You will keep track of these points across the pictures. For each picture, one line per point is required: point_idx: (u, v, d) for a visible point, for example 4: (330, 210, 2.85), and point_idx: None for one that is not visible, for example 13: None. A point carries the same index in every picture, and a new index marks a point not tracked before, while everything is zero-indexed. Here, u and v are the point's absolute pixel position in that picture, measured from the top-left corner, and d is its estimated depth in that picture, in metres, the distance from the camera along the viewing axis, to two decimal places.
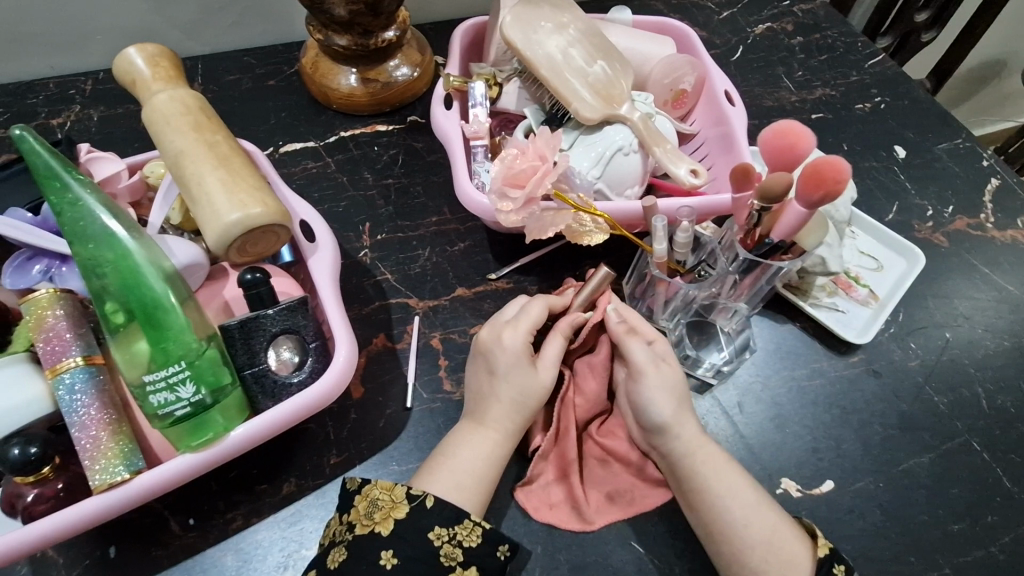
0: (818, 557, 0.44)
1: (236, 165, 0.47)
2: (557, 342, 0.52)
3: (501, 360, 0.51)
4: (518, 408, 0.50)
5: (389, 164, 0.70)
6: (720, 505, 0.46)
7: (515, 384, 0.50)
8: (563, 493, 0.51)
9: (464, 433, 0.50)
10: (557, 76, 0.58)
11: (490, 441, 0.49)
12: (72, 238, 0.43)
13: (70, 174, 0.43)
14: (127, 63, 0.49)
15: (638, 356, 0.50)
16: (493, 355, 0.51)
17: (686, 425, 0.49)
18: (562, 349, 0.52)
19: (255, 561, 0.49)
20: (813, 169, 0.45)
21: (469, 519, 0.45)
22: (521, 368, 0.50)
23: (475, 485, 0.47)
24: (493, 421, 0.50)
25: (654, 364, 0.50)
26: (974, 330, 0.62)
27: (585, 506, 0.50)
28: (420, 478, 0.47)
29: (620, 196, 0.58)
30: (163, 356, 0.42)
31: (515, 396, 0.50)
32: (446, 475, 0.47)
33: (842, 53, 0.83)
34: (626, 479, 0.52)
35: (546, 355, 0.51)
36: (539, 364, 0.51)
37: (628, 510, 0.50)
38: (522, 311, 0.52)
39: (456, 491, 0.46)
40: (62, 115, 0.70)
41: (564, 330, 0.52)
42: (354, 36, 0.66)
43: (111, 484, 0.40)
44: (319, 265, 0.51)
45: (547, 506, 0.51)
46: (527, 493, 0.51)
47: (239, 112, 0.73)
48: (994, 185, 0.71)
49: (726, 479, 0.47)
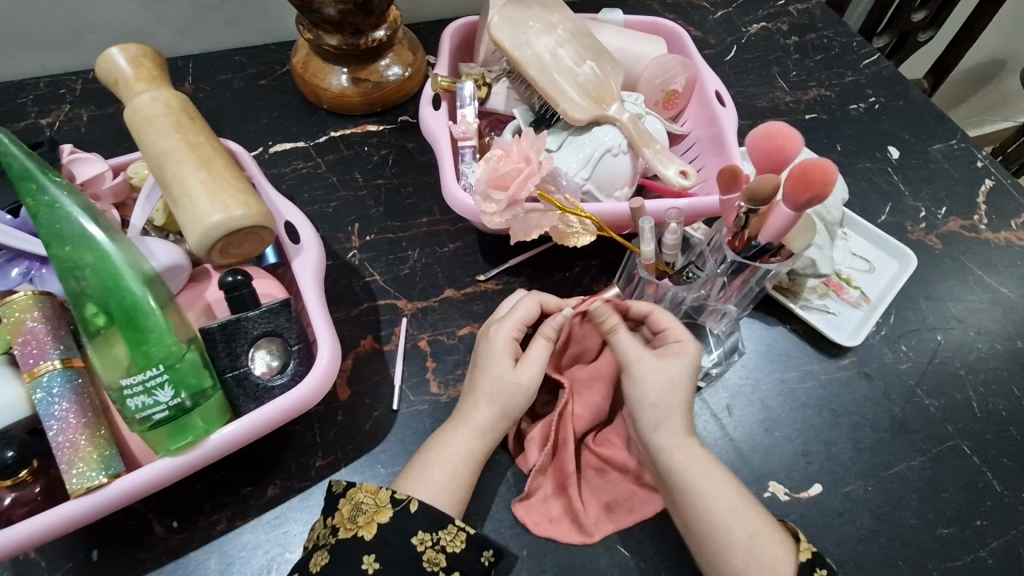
0: (799, 562, 0.44)
1: (219, 167, 0.47)
2: (541, 344, 0.51)
3: (488, 363, 0.51)
4: (499, 411, 0.49)
5: (380, 164, 0.70)
6: (699, 503, 0.46)
7: (498, 387, 0.50)
8: (563, 507, 0.50)
9: (444, 434, 0.49)
10: (546, 76, 0.57)
11: (476, 444, 0.49)
12: (49, 241, 0.43)
13: (47, 176, 0.43)
14: (110, 62, 0.49)
15: (628, 351, 0.50)
16: (482, 362, 0.51)
17: (672, 423, 0.48)
18: (547, 352, 0.50)
19: (240, 563, 0.49)
20: (801, 171, 0.44)
21: (453, 524, 0.45)
22: (508, 373, 0.50)
23: (460, 490, 0.47)
24: (477, 424, 0.49)
25: (643, 360, 0.49)
26: (967, 333, 0.61)
27: (584, 519, 0.49)
28: (405, 482, 0.47)
29: (609, 197, 0.57)
30: (143, 358, 0.41)
31: (497, 396, 0.50)
32: (431, 480, 0.46)
33: (838, 52, 0.83)
34: (625, 487, 0.51)
35: (532, 356, 0.50)
36: (521, 364, 0.50)
37: (627, 519, 0.50)
38: (512, 311, 0.52)
39: (439, 495, 0.46)
40: (52, 115, 0.70)
41: (547, 331, 0.50)
42: (344, 36, 0.65)
43: (89, 488, 0.40)
44: (302, 267, 0.51)
45: (547, 520, 0.50)
46: (526, 508, 0.50)
47: (229, 112, 0.72)
48: (989, 186, 0.71)
49: (708, 477, 0.47)
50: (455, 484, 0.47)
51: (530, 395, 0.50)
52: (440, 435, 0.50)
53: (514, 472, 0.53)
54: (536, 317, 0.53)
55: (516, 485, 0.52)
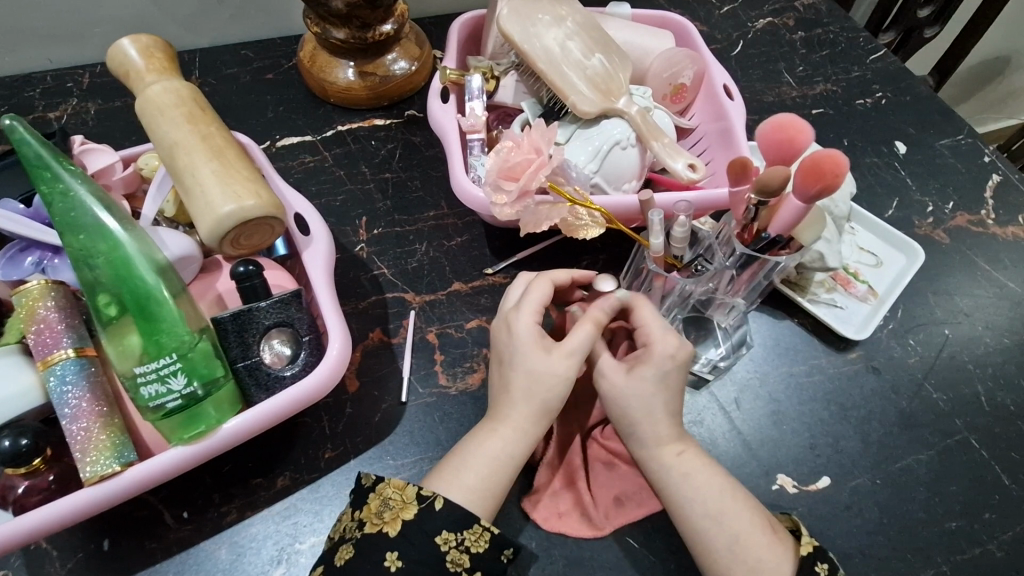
0: (799, 557, 0.43)
1: (230, 158, 0.47)
2: (587, 328, 0.48)
3: (519, 354, 0.48)
4: (537, 407, 0.48)
5: (387, 158, 0.70)
6: (685, 505, 0.45)
7: (536, 379, 0.48)
8: (572, 501, 0.51)
9: (478, 439, 0.48)
10: (554, 69, 0.57)
11: (521, 445, 0.47)
12: (62, 228, 0.43)
13: (61, 164, 0.43)
14: (121, 53, 0.49)
15: (603, 368, 0.48)
16: (512, 355, 0.49)
17: (657, 425, 0.47)
18: (593, 336, 0.48)
19: (250, 554, 0.49)
20: (812, 163, 0.44)
21: (477, 525, 0.44)
22: (551, 364, 0.48)
23: (491, 490, 0.46)
24: (517, 426, 0.47)
25: (610, 379, 0.48)
26: (974, 327, 0.61)
27: (593, 512, 0.50)
28: (436, 478, 0.46)
29: (618, 190, 0.57)
30: (157, 348, 0.41)
31: (535, 392, 0.48)
32: (462, 478, 0.46)
33: (844, 47, 0.82)
34: (635, 480, 0.51)
35: (573, 338, 0.48)
36: (557, 353, 0.48)
37: (636, 513, 0.50)
38: (529, 290, 0.51)
39: (471, 494, 0.45)
40: (59, 108, 0.70)
41: (596, 317, 0.48)
42: (351, 29, 0.65)
43: (103, 476, 0.40)
44: (312, 258, 0.51)
45: (556, 515, 0.50)
46: (536, 505, 0.50)
47: (237, 106, 0.72)
48: (996, 181, 0.71)
49: (693, 480, 0.45)
50: (490, 489, 0.46)
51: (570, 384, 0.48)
52: (478, 437, 0.48)
53: (523, 464, 0.53)
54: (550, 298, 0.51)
55: (525, 477, 0.52)
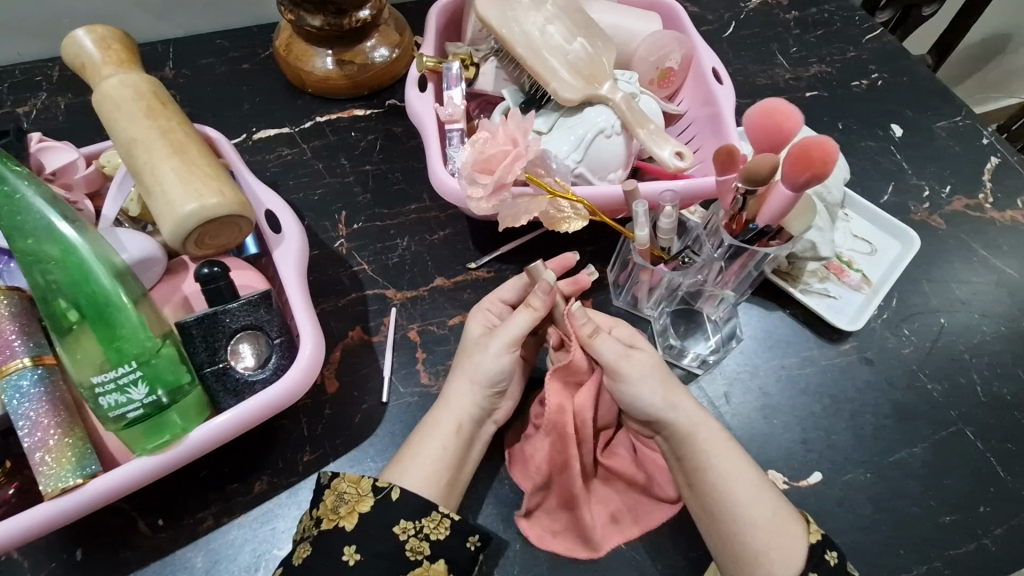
0: (811, 545, 0.41)
1: (192, 154, 0.45)
2: (525, 315, 0.49)
3: (466, 336, 0.52)
4: (468, 378, 0.49)
5: (367, 149, 0.68)
6: (721, 483, 0.44)
7: (471, 347, 0.51)
8: (567, 521, 0.49)
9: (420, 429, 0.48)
10: (534, 55, 0.55)
11: (457, 418, 0.48)
12: (8, 233, 0.41)
13: (6, 165, 0.42)
14: (76, 45, 0.46)
15: (605, 357, 0.48)
16: (462, 342, 0.52)
17: (676, 401, 0.47)
18: (530, 322, 0.49)
19: (226, 561, 0.48)
20: (800, 149, 0.42)
21: (436, 511, 0.43)
22: (483, 345, 0.50)
23: (442, 474, 0.46)
24: (453, 402, 0.49)
25: (621, 365, 0.47)
26: (971, 316, 0.60)
27: (592, 532, 0.48)
28: (391, 470, 0.46)
29: (603, 180, 0.56)
30: (117, 355, 0.40)
31: (466, 368, 0.49)
32: (416, 464, 0.45)
33: (839, 27, 0.80)
34: (631, 496, 0.50)
35: (510, 324, 0.49)
36: (501, 334, 0.49)
37: (632, 530, 0.48)
38: (497, 287, 0.54)
39: (421, 480, 0.45)
40: (28, 103, 0.68)
41: (533, 304, 0.48)
42: (327, 16, 0.63)
43: (64, 489, 0.39)
44: (283, 258, 0.49)
45: (551, 534, 0.48)
46: (530, 522, 0.49)
47: (211, 97, 0.70)
48: (994, 164, 0.69)
49: (728, 455, 0.45)
50: (441, 471, 0.46)
51: (495, 358, 0.49)
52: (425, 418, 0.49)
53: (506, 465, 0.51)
54: (518, 294, 0.53)
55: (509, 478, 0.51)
